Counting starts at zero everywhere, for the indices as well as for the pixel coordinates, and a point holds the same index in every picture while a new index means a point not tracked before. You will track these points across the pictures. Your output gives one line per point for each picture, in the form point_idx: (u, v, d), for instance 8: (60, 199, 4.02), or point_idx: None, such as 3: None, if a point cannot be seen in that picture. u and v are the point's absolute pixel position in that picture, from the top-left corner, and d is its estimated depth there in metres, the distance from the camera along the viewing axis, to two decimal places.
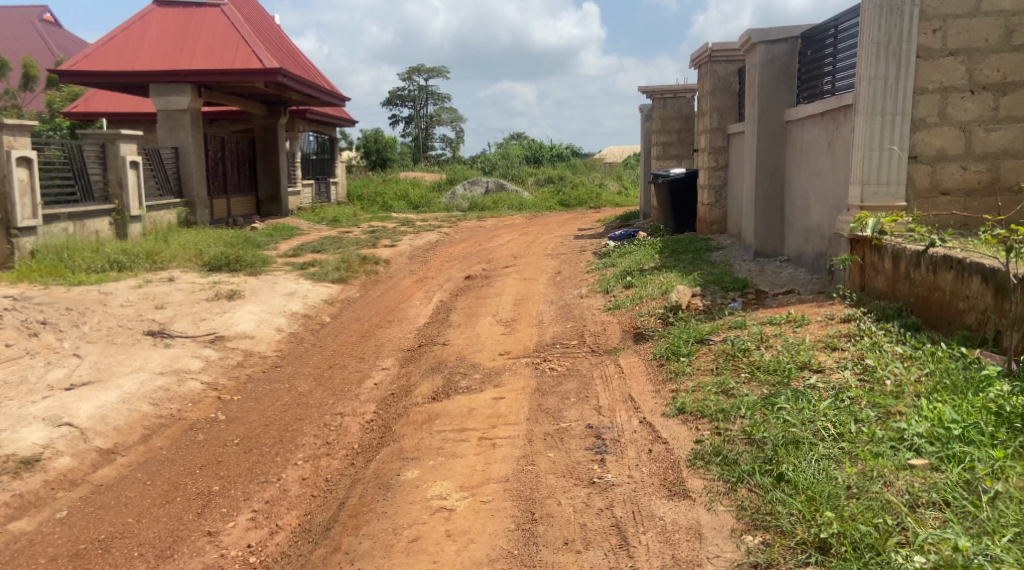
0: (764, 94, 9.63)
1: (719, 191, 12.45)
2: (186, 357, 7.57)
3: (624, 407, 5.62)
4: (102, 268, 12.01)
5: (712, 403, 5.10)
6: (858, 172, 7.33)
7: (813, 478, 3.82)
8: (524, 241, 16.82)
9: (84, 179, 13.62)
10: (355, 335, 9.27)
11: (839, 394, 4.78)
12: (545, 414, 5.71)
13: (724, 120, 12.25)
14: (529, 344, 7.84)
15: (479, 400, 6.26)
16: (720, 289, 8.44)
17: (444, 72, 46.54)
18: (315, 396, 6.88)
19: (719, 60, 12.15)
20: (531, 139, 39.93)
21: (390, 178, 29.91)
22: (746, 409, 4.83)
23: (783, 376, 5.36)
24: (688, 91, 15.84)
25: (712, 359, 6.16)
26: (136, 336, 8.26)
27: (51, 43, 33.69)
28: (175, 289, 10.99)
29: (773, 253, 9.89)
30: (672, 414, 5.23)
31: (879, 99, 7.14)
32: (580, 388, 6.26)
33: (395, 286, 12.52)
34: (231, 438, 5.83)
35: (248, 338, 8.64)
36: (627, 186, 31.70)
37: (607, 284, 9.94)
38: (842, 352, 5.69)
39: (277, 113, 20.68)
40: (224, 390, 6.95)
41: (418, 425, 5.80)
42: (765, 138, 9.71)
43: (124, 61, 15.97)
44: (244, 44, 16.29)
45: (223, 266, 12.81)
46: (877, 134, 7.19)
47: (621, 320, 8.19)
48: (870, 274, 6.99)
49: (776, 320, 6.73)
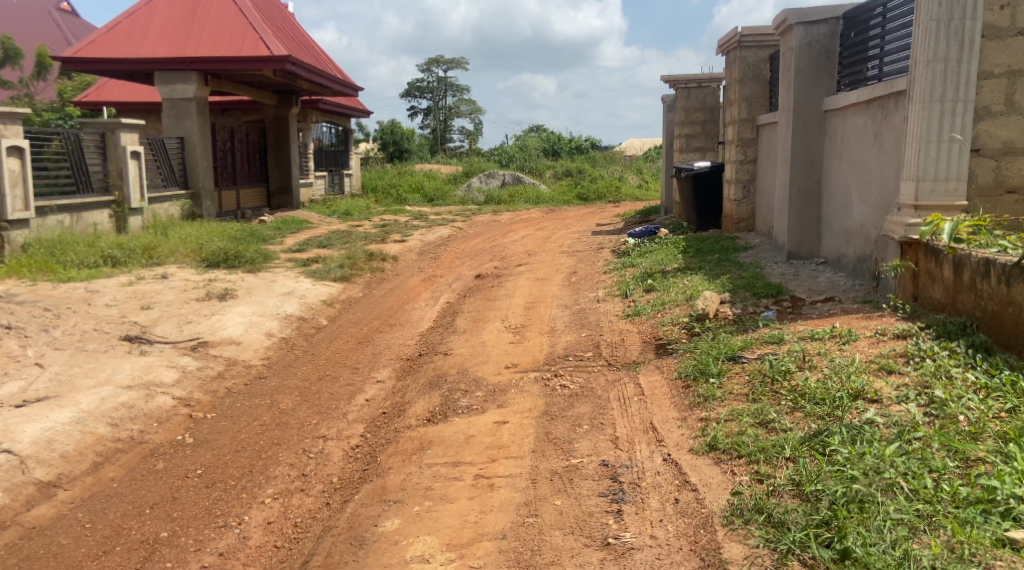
0: (801, 81, 8.78)
1: (747, 186, 11.57)
2: (160, 367, 6.82)
3: (645, 440, 4.85)
4: (95, 263, 11.30)
5: (750, 439, 4.35)
6: (911, 166, 6.51)
7: (888, 558, 3.14)
8: (539, 236, 16.01)
9: (82, 171, 12.96)
10: (351, 341, 8.51)
11: (904, 434, 4.08)
12: (553, 446, 4.94)
13: (754, 110, 11.40)
14: (540, 356, 7.06)
15: (479, 424, 5.50)
16: (750, 295, 7.65)
17: (463, 63, 45.82)
18: (298, 415, 6.15)
19: (749, 45, 11.35)
20: (551, 132, 39.11)
21: (405, 169, 29.14)
22: (793, 450, 4.12)
23: (832, 407, 4.61)
24: (713, 81, 15.04)
25: (746, 382, 5.38)
26: (111, 342, 7.55)
27: (66, 31, 33.30)
28: (166, 289, 10.28)
29: (808, 255, 9.05)
30: (701, 452, 4.47)
31: (938, 83, 6.32)
32: (595, 413, 5.47)
33: (401, 285, 11.76)
34: (193, 467, 5.11)
35: (234, 344, 7.91)
36: (648, 179, 30.76)
37: (625, 286, 9.12)
38: (902, 377, 5.01)
39: (289, 103, 19.86)
40: (198, 407, 6.22)
41: (408, 456, 5.04)
42: (801, 129, 8.85)
43: (129, 47, 15.35)
44: (252, 31, 15.58)
45: (221, 262, 12.10)
46: (934, 124, 6.36)
47: (641, 329, 7.40)
48: (925, 283, 6.26)
49: (818, 335, 5.96)
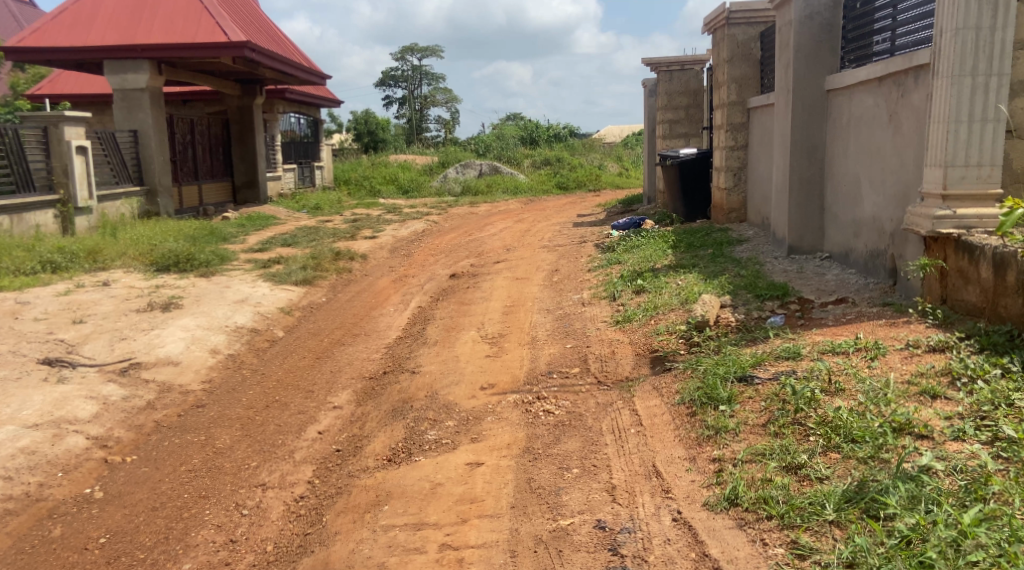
0: (800, 58, 7.89)
1: (738, 174, 10.71)
2: (77, 398, 5.83)
3: (648, 489, 4.01)
4: (34, 270, 10.25)
5: (781, 494, 3.58)
6: (937, 151, 5.66)
7: None
8: (518, 229, 15.10)
9: (21, 167, 11.79)
10: (308, 357, 7.58)
11: (977, 491, 3.32)
12: (536, 500, 4.07)
13: (744, 92, 10.52)
14: (520, 374, 6.14)
15: (448, 468, 4.59)
16: (753, 298, 6.79)
17: (438, 51, 44.71)
18: (234, 456, 5.24)
19: (738, 23, 10.48)
20: (529, 120, 38.12)
21: (379, 161, 28.05)
22: (838, 513, 3.37)
23: (874, 450, 3.81)
24: (696, 63, 14.20)
25: (763, 410, 4.48)
26: (27, 367, 6.55)
27: (23, 23, 31.80)
28: (104, 298, 9.25)
29: (810, 250, 8.18)
30: (719, 508, 3.68)
31: (969, 54, 5.45)
32: (585, 451, 4.60)
33: (369, 288, 10.82)
34: (97, 534, 4.37)
35: (172, 365, 6.96)
36: (627, 167, 29.89)
37: (612, 287, 8.22)
38: (953, 406, 4.19)
39: (252, 94, 18.80)
40: (116, 449, 5.31)
41: (359, 516, 4.18)
42: (802, 112, 7.96)
43: (75, 34, 14.24)
44: (207, 15, 14.49)
45: (172, 266, 11.07)
46: (964, 102, 5.51)
47: (633, 340, 6.50)
48: (957, 283, 5.45)
49: (840, 348, 5.10)
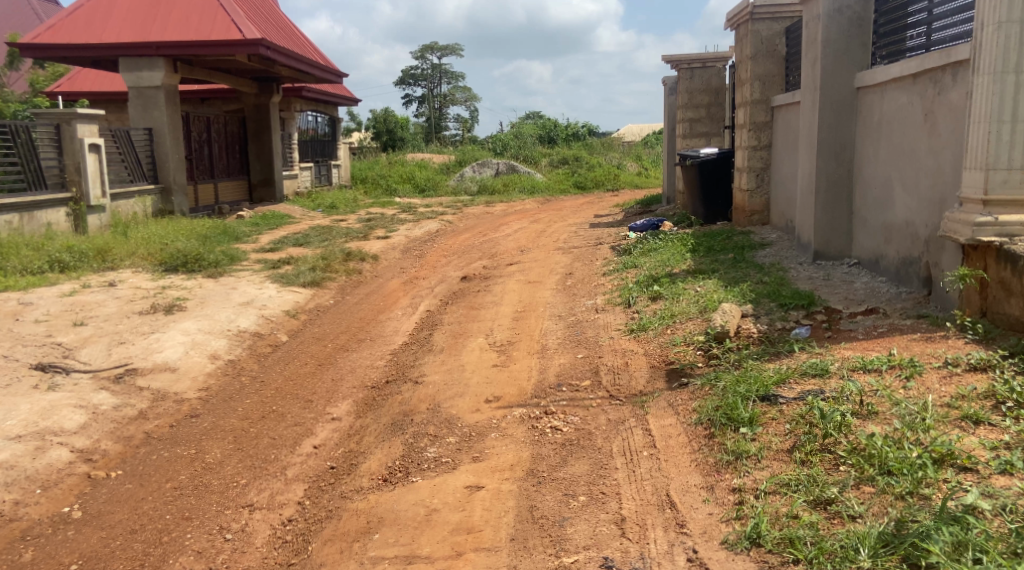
0: (828, 54, 7.49)
1: (762, 175, 10.31)
2: (65, 406, 5.54)
3: (661, 522, 3.69)
4: (41, 269, 10.05)
5: (809, 535, 3.27)
6: (978, 153, 5.26)
7: None
8: (534, 230, 14.77)
9: (33, 165, 11.56)
10: (310, 364, 7.28)
11: None
12: (540, 532, 3.77)
13: (768, 90, 10.11)
14: (527, 387, 5.79)
15: (446, 491, 4.27)
16: (777, 307, 6.41)
17: (457, 49, 44.42)
18: (224, 472, 4.95)
19: (762, 18, 10.10)
20: (548, 119, 37.77)
21: (396, 159, 27.81)
22: (873, 561, 3.06)
23: (912, 484, 3.45)
24: (718, 60, 13.73)
25: (787, 434, 4.12)
26: (19, 373, 6.30)
27: (44, 18, 31.70)
28: (108, 299, 9.01)
29: (838, 255, 7.79)
30: (738, 548, 3.37)
31: (1014, 49, 5.05)
32: (594, 476, 4.26)
33: (379, 290, 10.51)
34: (69, 560, 4.15)
35: (169, 371, 6.68)
36: (646, 166, 29.51)
37: (628, 293, 7.86)
38: (998, 434, 3.82)
39: (269, 92, 18.48)
40: (101, 463, 5.04)
41: (348, 545, 3.93)
42: (830, 110, 7.57)
43: (89, 30, 14.03)
44: (223, 12, 14.25)
45: (180, 266, 10.80)
46: (1008, 100, 5.11)
47: (648, 351, 6.14)
48: (998, 294, 5.06)
49: (872, 365, 4.72)
